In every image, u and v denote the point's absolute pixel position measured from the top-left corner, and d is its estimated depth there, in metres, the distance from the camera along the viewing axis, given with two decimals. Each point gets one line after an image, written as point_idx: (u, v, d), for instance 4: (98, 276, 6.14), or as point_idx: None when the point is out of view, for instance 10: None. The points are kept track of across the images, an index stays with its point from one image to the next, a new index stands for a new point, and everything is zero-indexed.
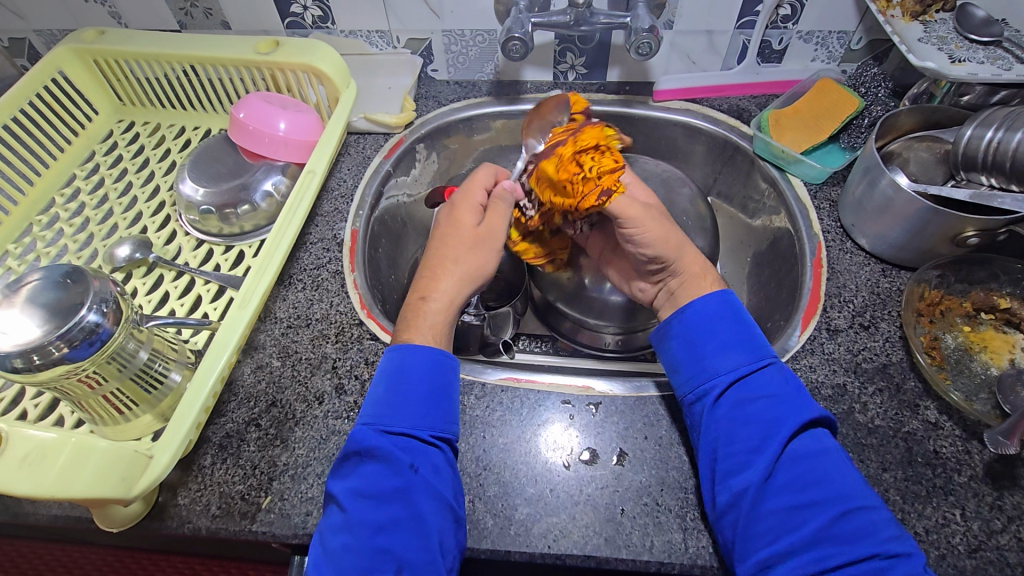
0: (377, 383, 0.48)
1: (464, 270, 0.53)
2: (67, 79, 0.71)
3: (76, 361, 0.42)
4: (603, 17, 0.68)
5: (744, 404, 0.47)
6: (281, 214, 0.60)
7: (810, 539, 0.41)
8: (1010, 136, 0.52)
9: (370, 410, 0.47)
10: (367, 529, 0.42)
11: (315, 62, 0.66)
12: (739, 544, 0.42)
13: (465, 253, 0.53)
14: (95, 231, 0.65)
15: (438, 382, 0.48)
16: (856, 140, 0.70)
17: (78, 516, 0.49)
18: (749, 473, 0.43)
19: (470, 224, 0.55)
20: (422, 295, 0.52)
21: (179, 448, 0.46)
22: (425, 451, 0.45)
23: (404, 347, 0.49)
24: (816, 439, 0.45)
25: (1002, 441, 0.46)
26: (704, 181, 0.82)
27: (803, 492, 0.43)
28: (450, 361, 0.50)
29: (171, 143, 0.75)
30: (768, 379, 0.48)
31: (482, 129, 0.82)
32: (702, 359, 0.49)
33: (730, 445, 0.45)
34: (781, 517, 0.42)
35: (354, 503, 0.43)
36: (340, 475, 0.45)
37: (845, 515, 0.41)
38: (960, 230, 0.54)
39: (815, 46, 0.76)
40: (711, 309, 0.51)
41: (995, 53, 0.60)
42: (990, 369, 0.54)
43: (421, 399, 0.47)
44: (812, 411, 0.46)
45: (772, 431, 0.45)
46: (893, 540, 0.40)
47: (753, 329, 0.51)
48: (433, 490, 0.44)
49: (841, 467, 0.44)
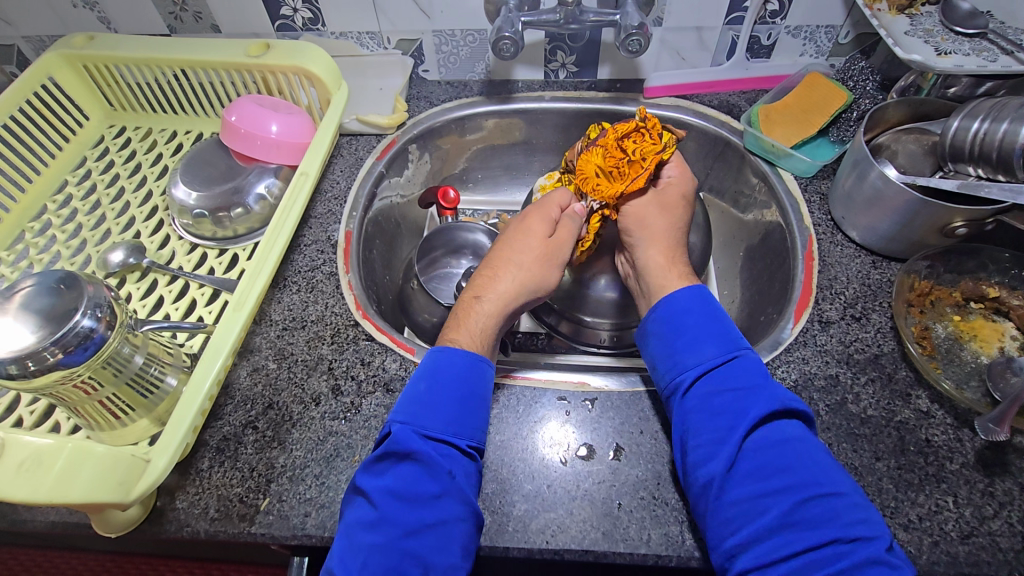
0: (418, 381, 0.48)
1: (524, 277, 0.54)
2: (58, 84, 0.71)
3: (72, 366, 0.43)
4: (592, 14, 0.68)
5: (710, 397, 0.47)
6: (274, 217, 0.60)
7: (773, 525, 0.40)
8: (996, 127, 0.53)
9: (407, 409, 0.46)
10: (398, 531, 0.41)
11: (305, 64, 0.66)
12: (711, 531, 0.43)
13: (531, 262, 0.55)
14: (88, 237, 0.65)
15: (478, 389, 0.49)
16: (845, 133, 0.71)
17: (76, 522, 0.49)
18: (714, 461, 0.44)
19: (542, 234, 0.56)
20: (476, 295, 0.54)
21: (177, 451, 0.46)
22: (460, 459, 0.46)
23: (448, 348, 0.50)
24: (781, 429, 0.45)
25: (992, 428, 0.47)
26: (696, 177, 0.83)
27: (766, 480, 0.42)
28: (488, 368, 0.50)
29: (163, 148, 0.74)
30: (737, 371, 0.48)
31: (475, 129, 0.82)
32: (673, 354, 0.50)
33: (697, 436, 0.46)
34: (745, 505, 0.42)
35: (389, 503, 0.42)
36: (371, 473, 0.45)
37: (807, 501, 0.41)
38: (948, 221, 0.55)
39: (804, 41, 0.76)
40: (680, 303, 0.52)
41: (980, 45, 0.60)
42: (981, 357, 0.55)
43: (460, 406, 0.47)
44: (780, 400, 0.46)
45: (735, 421, 0.45)
46: (856, 525, 0.39)
47: (724, 322, 0.51)
48: (464, 498, 0.44)
49: (807, 455, 0.43)
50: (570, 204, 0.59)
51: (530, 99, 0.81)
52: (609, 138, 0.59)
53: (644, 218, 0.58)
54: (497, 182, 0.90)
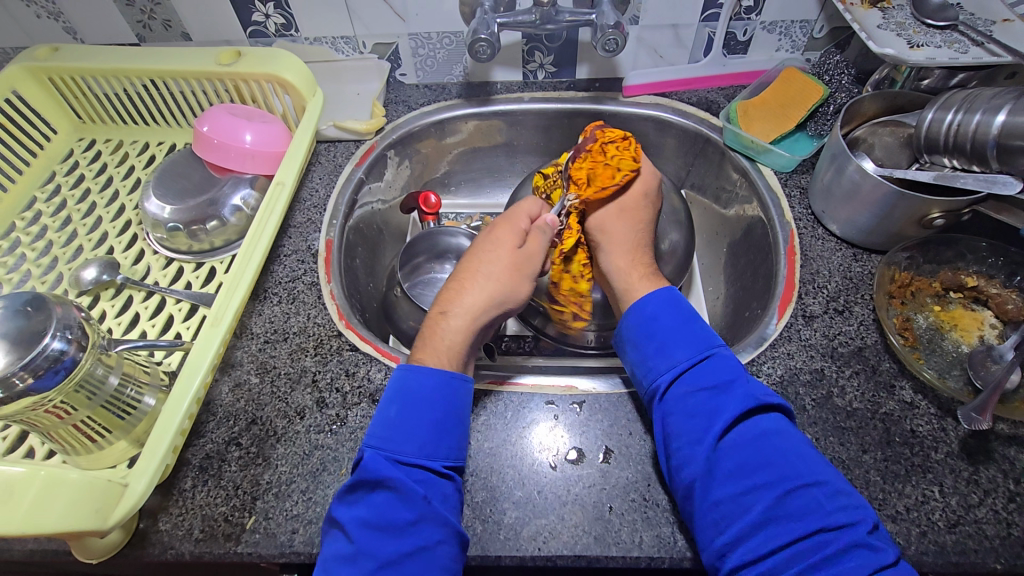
0: (387, 404, 0.48)
1: (492, 289, 0.53)
2: (22, 98, 0.69)
3: (43, 391, 0.41)
4: (568, 14, 0.68)
5: (686, 398, 0.47)
6: (249, 233, 0.58)
7: (759, 521, 0.40)
8: (970, 118, 0.53)
9: (379, 434, 0.46)
10: (373, 563, 0.41)
11: (278, 71, 0.65)
12: (700, 533, 0.43)
13: (501, 272, 0.54)
14: (59, 254, 0.64)
15: (453, 409, 0.48)
16: (823, 127, 0.71)
17: (54, 549, 0.47)
18: (692, 465, 0.44)
19: (512, 245, 0.55)
20: (441, 312, 0.53)
21: (156, 471, 0.45)
22: (436, 482, 0.45)
23: (414, 368, 0.49)
24: (758, 424, 0.45)
25: (975, 417, 0.48)
26: (677, 174, 0.83)
27: (748, 477, 0.42)
28: (463, 385, 0.49)
29: (135, 160, 0.73)
30: (712, 371, 0.48)
31: (454, 132, 0.82)
32: (646, 359, 0.50)
33: (677, 439, 0.45)
34: (730, 504, 0.42)
35: (362, 534, 0.42)
36: (345, 503, 0.44)
37: (789, 494, 0.41)
38: (925, 212, 0.55)
39: (779, 36, 0.76)
40: (648, 309, 0.52)
41: (951, 36, 0.61)
42: (961, 346, 0.55)
43: (434, 428, 0.47)
44: (755, 397, 0.46)
45: (711, 423, 0.45)
46: (837, 513, 0.40)
47: (694, 323, 0.51)
48: (443, 520, 0.43)
49: (787, 447, 0.43)
50: (539, 213, 0.59)
51: (509, 101, 0.80)
52: (598, 143, 0.61)
53: (605, 224, 0.59)
54: (478, 185, 0.90)
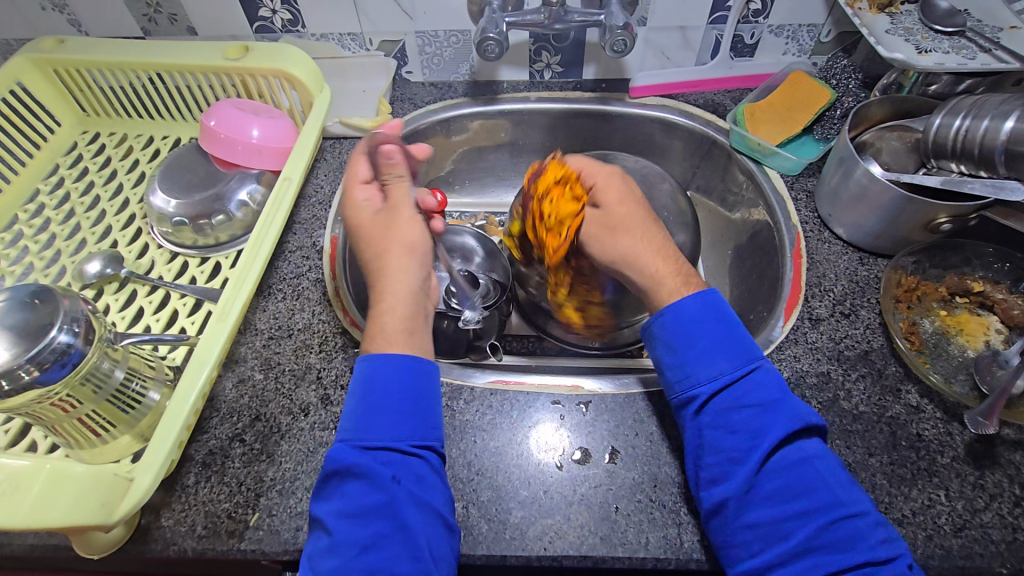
0: (352, 396, 0.47)
1: (405, 253, 0.54)
2: (26, 89, 0.68)
3: (48, 384, 0.41)
4: (578, 15, 0.67)
5: (728, 412, 0.46)
6: (259, 222, 0.58)
7: (798, 549, 0.41)
8: (978, 124, 0.54)
9: (346, 425, 0.45)
10: (354, 550, 0.41)
11: (286, 67, 0.65)
12: (724, 551, 0.43)
13: (393, 243, 0.54)
14: (62, 247, 0.63)
15: (413, 390, 0.46)
16: (829, 132, 0.71)
17: (56, 545, 0.47)
18: (729, 483, 0.43)
19: (368, 211, 0.56)
20: (375, 306, 0.52)
21: (163, 467, 0.44)
22: (407, 462, 0.44)
23: (374, 357, 0.48)
24: (803, 448, 0.45)
25: (982, 421, 0.48)
26: (683, 176, 0.83)
27: (789, 501, 0.43)
28: (427, 365, 0.49)
29: (139, 154, 0.72)
30: (754, 386, 0.47)
31: (460, 130, 0.81)
32: (684, 366, 0.48)
33: (714, 454, 0.45)
34: (768, 527, 0.42)
35: (339, 524, 0.42)
36: (322, 497, 0.44)
37: (833, 524, 0.41)
38: (932, 217, 0.55)
39: (786, 40, 0.77)
40: (689, 313, 0.50)
41: (959, 43, 0.61)
42: (967, 351, 0.55)
43: (397, 411, 0.45)
44: (799, 417, 0.46)
45: (755, 442, 0.45)
46: (880, 545, 0.40)
47: (736, 332, 0.50)
48: (419, 502, 0.43)
49: (827, 472, 0.44)
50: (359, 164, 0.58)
51: (515, 100, 0.80)
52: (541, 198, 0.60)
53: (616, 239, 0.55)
54: (483, 184, 0.89)
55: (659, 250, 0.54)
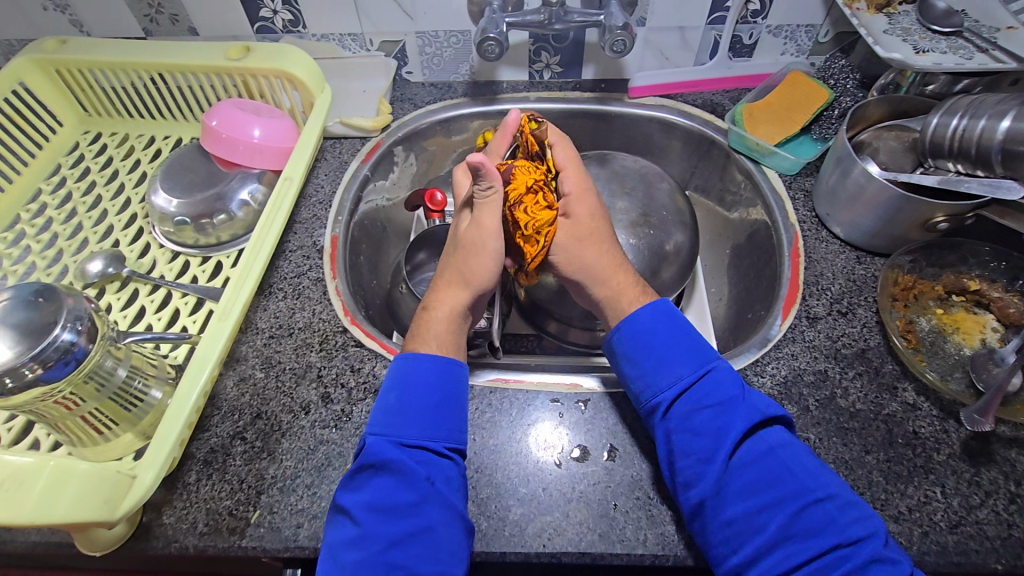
0: (387, 392, 0.48)
1: (469, 276, 0.53)
2: (28, 90, 0.68)
3: (52, 382, 0.41)
4: (577, 15, 0.68)
5: (690, 416, 0.46)
6: (259, 222, 0.59)
7: (773, 540, 0.41)
8: (975, 123, 0.54)
9: (379, 421, 0.46)
10: (381, 544, 0.41)
11: (287, 66, 0.65)
12: (712, 551, 0.43)
13: (468, 257, 0.53)
14: (64, 247, 0.64)
15: (451, 394, 0.48)
16: (828, 131, 0.72)
17: (59, 541, 0.47)
18: (702, 485, 0.44)
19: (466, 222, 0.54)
20: (426, 307, 0.53)
21: (164, 464, 0.45)
22: (439, 463, 0.45)
23: (414, 355, 0.49)
24: (763, 439, 0.45)
25: (978, 419, 0.48)
26: (682, 175, 0.83)
27: (759, 494, 0.43)
28: (460, 369, 0.49)
29: (141, 154, 0.73)
30: (711, 387, 0.47)
31: (460, 130, 0.82)
32: (645, 376, 0.49)
33: (684, 458, 0.45)
34: (742, 523, 0.42)
35: (369, 518, 0.42)
36: (350, 488, 0.44)
37: (801, 512, 0.42)
38: (929, 216, 0.56)
39: (785, 40, 0.77)
40: (642, 323, 0.51)
41: (956, 43, 0.62)
42: (964, 349, 0.56)
43: (432, 411, 0.47)
44: (758, 411, 0.46)
45: (718, 442, 0.45)
46: (852, 525, 0.41)
47: (689, 336, 0.51)
48: (446, 502, 0.43)
49: (792, 461, 0.44)
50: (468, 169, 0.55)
51: (514, 100, 0.80)
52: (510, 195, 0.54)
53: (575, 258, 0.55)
54: None
55: (616, 264, 0.55)
